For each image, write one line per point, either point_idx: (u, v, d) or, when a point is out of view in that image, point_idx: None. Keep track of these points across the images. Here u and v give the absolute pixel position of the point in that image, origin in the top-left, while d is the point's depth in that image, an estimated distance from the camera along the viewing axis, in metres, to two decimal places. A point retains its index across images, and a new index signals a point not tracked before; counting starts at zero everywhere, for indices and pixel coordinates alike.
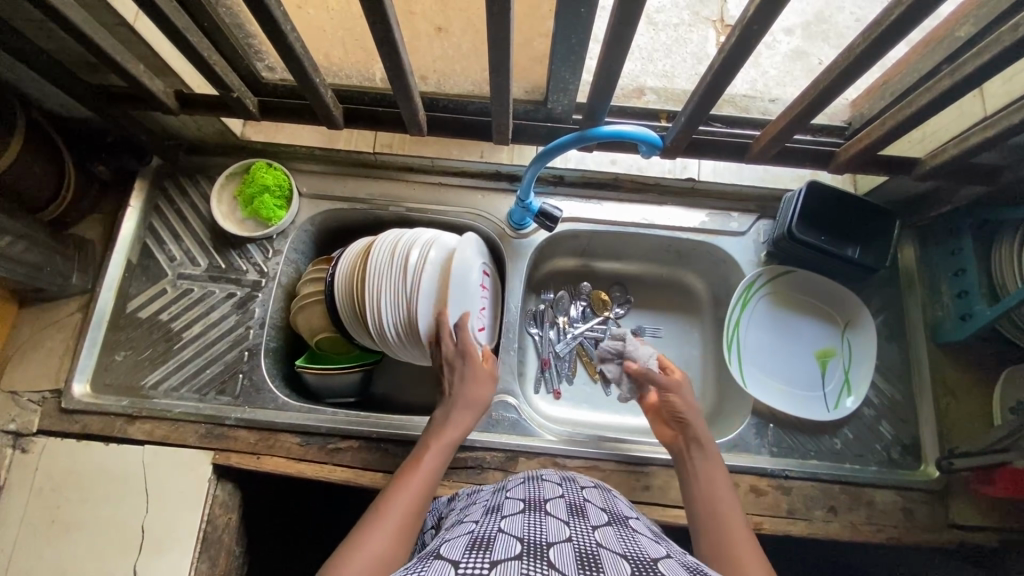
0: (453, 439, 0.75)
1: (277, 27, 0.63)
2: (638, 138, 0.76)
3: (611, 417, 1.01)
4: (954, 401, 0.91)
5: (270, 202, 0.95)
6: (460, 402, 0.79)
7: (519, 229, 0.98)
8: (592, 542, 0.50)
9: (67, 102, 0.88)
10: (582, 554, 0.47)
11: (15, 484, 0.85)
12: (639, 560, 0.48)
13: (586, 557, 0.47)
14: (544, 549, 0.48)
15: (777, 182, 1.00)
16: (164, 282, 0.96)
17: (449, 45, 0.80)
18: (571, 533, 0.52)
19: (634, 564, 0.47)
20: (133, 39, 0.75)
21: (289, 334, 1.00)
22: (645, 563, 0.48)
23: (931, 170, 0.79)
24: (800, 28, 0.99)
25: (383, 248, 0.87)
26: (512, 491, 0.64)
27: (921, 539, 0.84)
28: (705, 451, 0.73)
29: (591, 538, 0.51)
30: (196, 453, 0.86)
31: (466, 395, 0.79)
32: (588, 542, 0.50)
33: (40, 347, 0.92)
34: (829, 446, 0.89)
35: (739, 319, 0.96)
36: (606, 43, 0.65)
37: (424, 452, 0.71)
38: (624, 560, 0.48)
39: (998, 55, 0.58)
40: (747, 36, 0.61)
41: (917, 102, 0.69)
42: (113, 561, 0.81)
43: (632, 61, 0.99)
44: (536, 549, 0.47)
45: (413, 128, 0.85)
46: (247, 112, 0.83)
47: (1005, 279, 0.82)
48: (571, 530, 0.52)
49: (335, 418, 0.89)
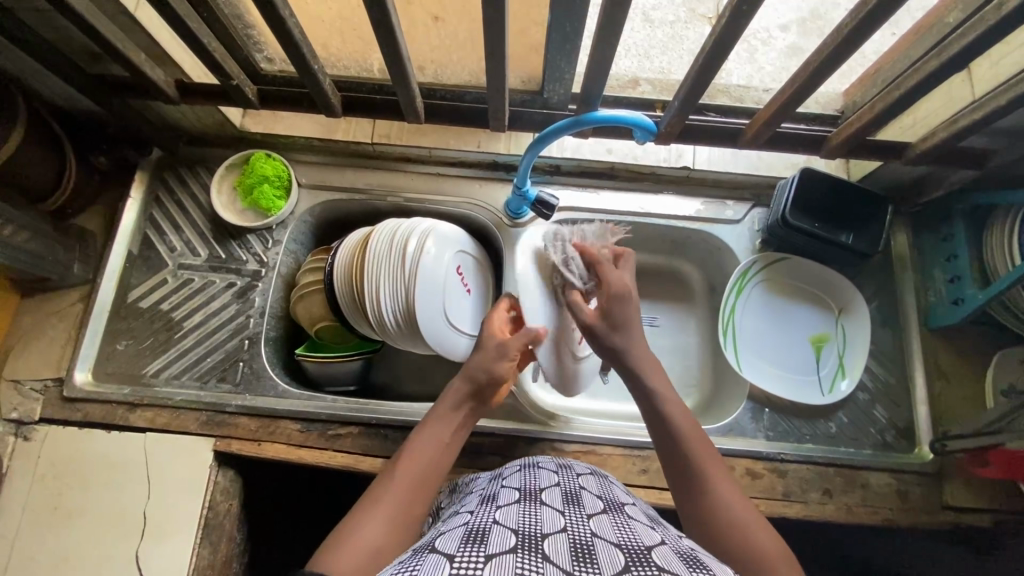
0: (459, 415, 0.69)
1: (274, 12, 0.64)
2: (630, 123, 0.78)
3: (605, 405, 1.02)
4: (948, 385, 0.92)
5: (269, 192, 0.96)
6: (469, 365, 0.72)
7: (516, 218, 0.99)
8: (586, 533, 0.51)
9: (67, 93, 0.88)
10: (577, 547, 0.48)
11: (17, 472, 0.85)
12: (633, 550, 0.48)
13: (580, 549, 0.48)
14: (539, 542, 0.48)
15: (771, 169, 1.00)
16: (165, 272, 0.97)
17: (445, 35, 0.81)
18: (566, 524, 0.52)
19: (628, 555, 0.47)
20: (134, 28, 0.76)
21: (290, 323, 1.01)
22: (639, 552, 0.48)
23: (920, 155, 0.80)
24: (796, 24, 0.99)
25: (382, 237, 0.88)
26: (508, 480, 0.65)
27: (916, 520, 0.85)
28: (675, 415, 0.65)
29: (586, 528, 0.51)
30: (198, 440, 0.87)
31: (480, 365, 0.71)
32: (583, 533, 0.51)
33: (42, 337, 0.93)
34: (823, 430, 0.90)
35: (734, 305, 0.97)
36: (598, 29, 0.66)
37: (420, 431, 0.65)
38: (618, 550, 0.48)
39: (985, 33, 0.59)
40: (735, 19, 0.62)
41: (906, 85, 0.70)
42: (116, 546, 0.82)
43: (627, 57, 1.00)
44: (531, 542, 0.48)
45: (409, 116, 0.86)
46: (246, 101, 0.84)
47: (998, 263, 0.83)
48: (565, 520, 0.53)
49: (336, 404, 0.90)
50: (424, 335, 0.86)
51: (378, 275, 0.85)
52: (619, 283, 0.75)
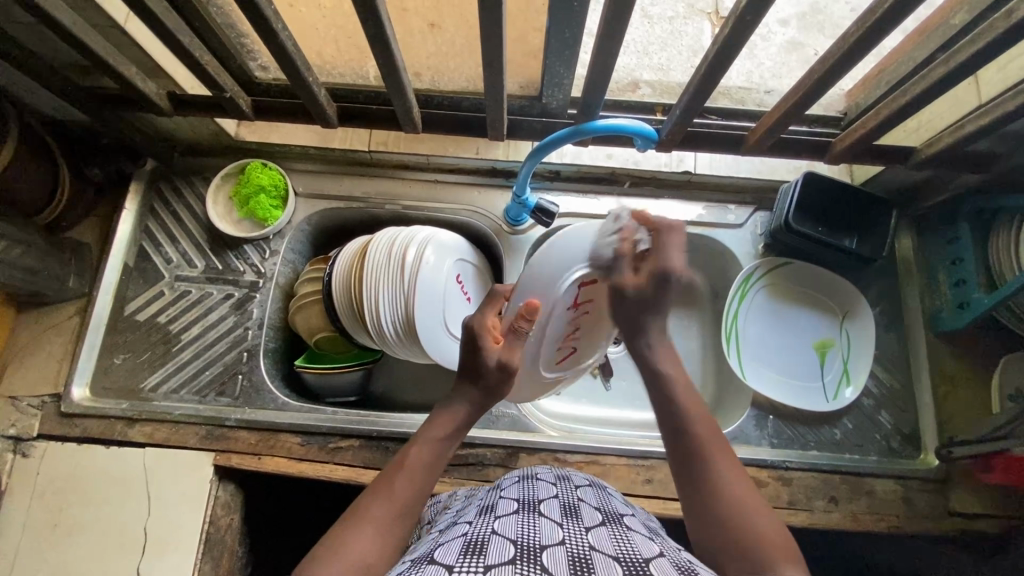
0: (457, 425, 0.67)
1: (267, 24, 0.63)
2: (633, 132, 0.77)
3: (609, 412, 1.01)
4: (953, 390, 0.91)
5: (265, 202, 0.94)
6: (480, 384, 0.69)
7: (515, 225, 0.98)
8: (584, 545, 0.49)
9: (59, 105, 0.87)
10: (575, 559, 0.47)
11: (16, 489, 0.85)
12: (630, 561, 0.47)
13: (578, 562, 0.47)
14: (537, 552, 0.47)
15: (772, 175, 0.98)
16: (161, 285, 0.95)
17: (442, 41, 0.80)
18: (565, 535, 0.50)
19: (626, 566, 0.46)
20: (124, 40, 0.75)
21: (289, 333, 1.00)
22: (637, 564, 0.47)
23: (927, 159, 0.79)
24: (796, 18, 0.96)
25: (380, 247, 0.87)
26: (506, 491, 0.63)
27: (922, 526, 0.85)
28: (682, 408, 0.64)
29: (584, 541, 0.50)
30: (198, 454, 0.86)
31: (486, 385, 0.69)
32: (581, 545, 0.49)
33: (39, 352, 0.92)
34: (829, 437, 0.90)
35: (737, 311, 0.96)
36: (599, 36, 0.65)
37: (417, 440, 0.64)
38: (616, 562, 0.47)
39: (994, 41, 0.57)
40: (740, 27, 0.61)
41: (912, 91, 0.68)
42: (117, 563, 0.81)
43: (625, 54, 0.97)
44: (529, 552, 0.47)
45: (407, 126, 0.85)
46: (240, 113, 0.83)
47: (1004, 267, 0.82)
48: (564, 532, 0.51)
49: (335, 417, 0.89)
50: (425, 346, 0.85)
51: (374, 285, 0.84)
52: (672, 266, 0.69)
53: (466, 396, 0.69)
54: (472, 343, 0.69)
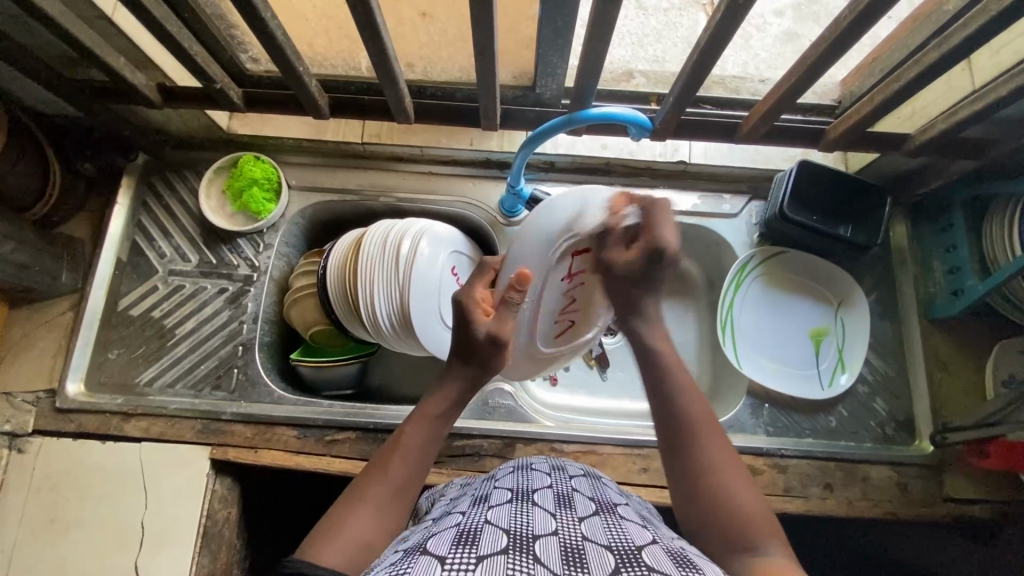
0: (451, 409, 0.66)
1: (256, 14, 0.62)
2: (627, 119, 0.77)
3: (608, 403, 1.01)
4: (947, 376, 0.92)
5: (259, 195, 0.94)
6: (471, 362, 0.67)
7: (510, 217, 0.97)
8: (576, 535, 0.49)
9: (49, 99, 0.86)
10: (567, 550, 0.47)
11: (12, 485, 0.84)
12: (622, 551, 0.47)
13: (570, 553, 0.46)
14: (530, 542, 0.47)
15: (767, 163, 0.99)
16: (155, 279, 0.95)
17: (434, 31, 0.80)
18: (557, 526, 0.50)
19: (618, 556, 0.46)
20: (112, 32, 0.74)
21: (284, 328, 1.00)
22: (628, 553, 0.47)
23: (919, 146, 0.79)
24: (791, 9, 0.95)
25: (374, 238, 0.86)
26: (499, 481, 0.63)
27: (916, 513, 0.85)
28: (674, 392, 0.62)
29: (576, 532, 0.50)
30: (194, 448, 0.86)
31: (479, 360, 0.67)
32: (574, 535, 0.49)
33: (33, 348, 0.91)
34: (823, 424, 0.90)
35: (733, 300, 0.96)
36: (591, 24, 0.64)
37: (411, 422, 0.63)
38: (608, 553, 0.47)
39: (986, 24, 0.57)
40: (732, 12, 0.60)
41: (905, 77, 0.68)
42: (114, 558, 0.81)
43: (620, 45, 0.97)
44: (521, 543, 0.47)
45: (399, 116, 0.84)
46: (231, 105, 0.82)
47: (996, 254, 0.83)
48: (557, 523, 0.51)
49: (331, 410, 0.89)
50: (420, 338, 0.85)
51: (368, 277, 0.84)
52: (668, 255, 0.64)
53: (459, 376, 0.67)
54: (461, 316, 0.67)
